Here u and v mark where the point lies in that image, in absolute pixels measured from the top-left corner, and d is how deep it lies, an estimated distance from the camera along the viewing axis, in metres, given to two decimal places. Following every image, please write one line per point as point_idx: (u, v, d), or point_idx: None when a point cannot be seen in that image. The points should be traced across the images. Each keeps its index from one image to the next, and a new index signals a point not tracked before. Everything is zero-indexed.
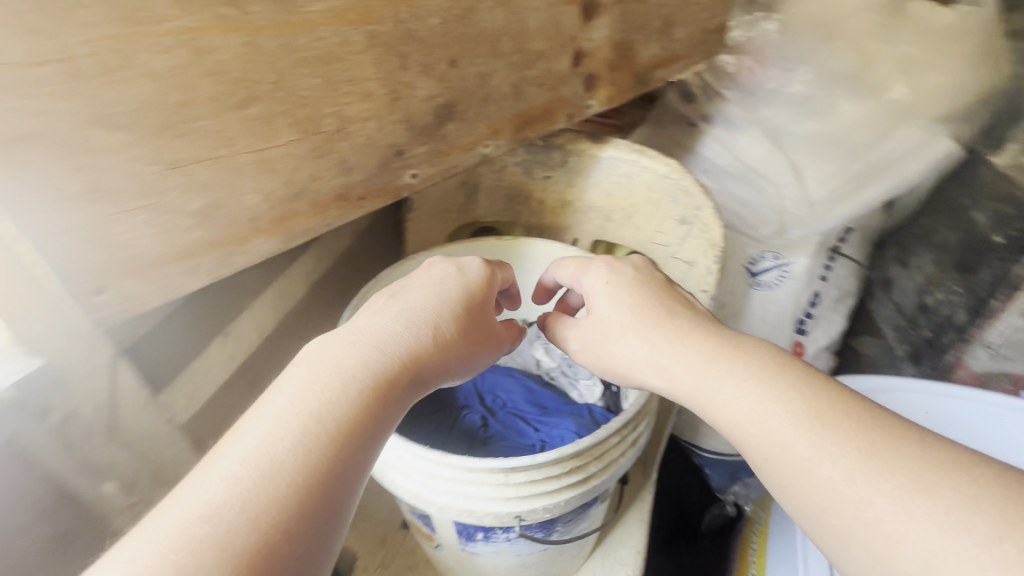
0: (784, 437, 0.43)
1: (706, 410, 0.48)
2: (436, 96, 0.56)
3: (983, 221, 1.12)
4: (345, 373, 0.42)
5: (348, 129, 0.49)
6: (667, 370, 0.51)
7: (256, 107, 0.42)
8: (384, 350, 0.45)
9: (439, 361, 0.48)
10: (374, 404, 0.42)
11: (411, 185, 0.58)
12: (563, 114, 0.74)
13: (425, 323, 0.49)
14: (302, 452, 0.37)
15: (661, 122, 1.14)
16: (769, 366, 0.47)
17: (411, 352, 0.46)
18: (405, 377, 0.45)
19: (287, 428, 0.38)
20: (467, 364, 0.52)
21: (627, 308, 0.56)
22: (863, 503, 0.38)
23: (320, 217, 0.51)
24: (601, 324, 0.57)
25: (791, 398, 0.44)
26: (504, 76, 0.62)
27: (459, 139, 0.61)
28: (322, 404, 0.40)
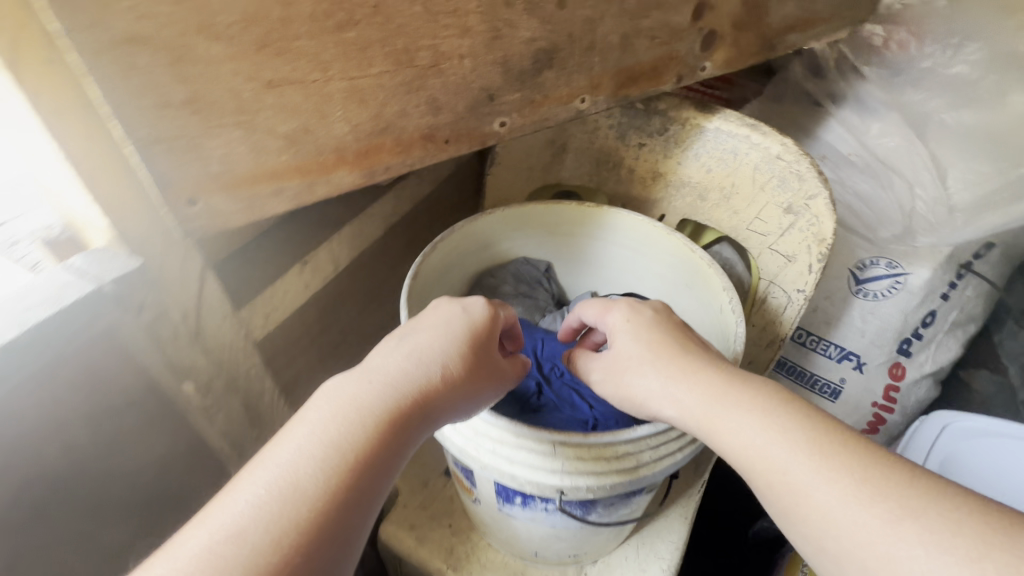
0: (787, 464, 0.46)
1: (719, 441, 0.51)
2: (538, 39, 0.51)
3: None
4: (355, 416, 0.44)
5: (442, 66, 0.47)
6: (682, 401, 0.53)
7: (353, 31, 0.41)
8: (395, 393, 0.46)
9: (448, 401, 0.49)
10: (362, 459, 0.42)
11: (497, 134, 0.55)
12: (673, 74, 0.67)
13: (421, 372, 0.48)
14: (317, 485, 0.40)
15: (777, 97, 1.01)
16: (774, 402, 0.51)
17: (420, 398, 0.47)
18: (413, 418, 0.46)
19: (304, 465, 0.41)
20: (479, 402, 0.52)
21: (645, 346, 0.58)
22: (857, 525, 0.42)
23: (403, 156, 0.50)
24: (624, 363, 0.58)
25: (793, 432, 0.48)
26: (614, 24, 0.57)
27: (555, 90, 0.57)
28: (335, 442, 0.42)
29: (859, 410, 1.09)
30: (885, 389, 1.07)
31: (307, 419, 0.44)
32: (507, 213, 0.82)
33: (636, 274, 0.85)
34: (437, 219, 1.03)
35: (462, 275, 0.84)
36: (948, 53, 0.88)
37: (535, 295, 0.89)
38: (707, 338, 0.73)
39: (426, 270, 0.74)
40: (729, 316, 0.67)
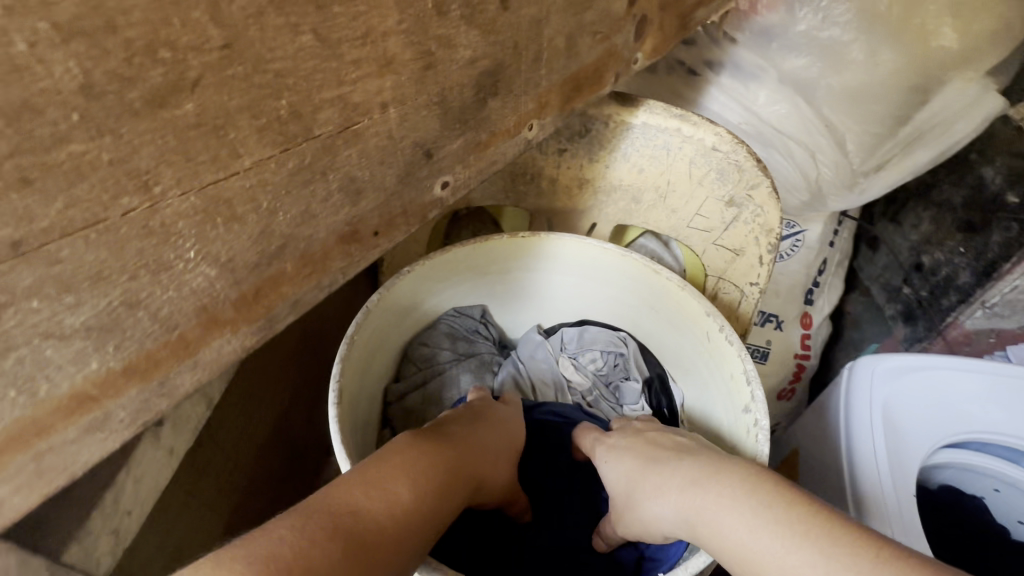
0: (745, 546, 0.39)
1: (701, 542, 0.42)
2: (482, 57, 0.35)
3: (993, 177, 0.99)
4: (455, 446, 0.45)
5: (357, 127, 0.28)
6: (665, 511, 0.45)
7: (193, 102, 0.21)
8: (479, 442, 0.48)
9: (503, 472, 0.50)
10: (447, 490, 0.41)
11: (441, 200, 0.38)
12: (612, 73, 0.54)
13: (500, 441, 0.51)
14: (405, 502, 0.37)
15: (652, 68, 0.95)
16: (734, 477, 0.42)
17: (493, 450, 0.49)
18: (480, 485, 0.46)
19: (402, 477, 0.38)
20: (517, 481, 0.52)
21: (631, 467, 0.50)
22: None
23: (317, 277, 0.30)
24: (620, 493, 0.49)
25: (750, 509, 0.39)
26: (559, 23, 0.42)
27: (501, 123, 0.40)
28: (443, 464, 0.42)
29: (786, 364, 1.12)
30: (800, 339, 1.13)
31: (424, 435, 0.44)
32: (429, 265, 0.64)
33: (588, 300, 0.73)
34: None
35: (386, 356, 0.65)
36: (820, 17, 0.84)
37: (476, 349, 0.72)
38: (690, 364, 0.65)
39: (348, 376, 0.54)
40: (721, 341, 0.57)
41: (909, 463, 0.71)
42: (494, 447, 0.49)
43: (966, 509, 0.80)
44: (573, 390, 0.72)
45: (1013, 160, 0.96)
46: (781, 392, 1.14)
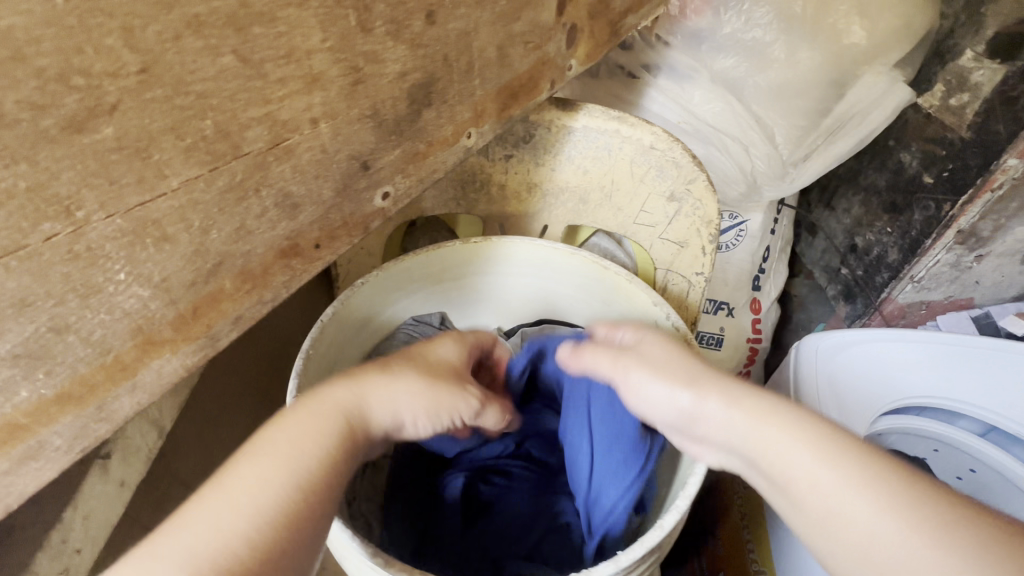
0: (794, 472, 0.34)
1: (745, 438, 0.37)
2: (411, 70, 0.36)
3: (911, 162, 1.07)
4: (331, 404, 0.39)
5: (287, 144, 0.29)
6: (710, 397, 0.39)
7: (113, 125, 0.21)
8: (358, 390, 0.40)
9: (409, 395, 0.42)
10: (304, 457, 0.35)
11: (382, 211, 0.39)
12: (547, 80, 0.56)
13: (389, 377, 0.42)
14: (253, 488, 0.32)
15: (594, 74, 0.99)
16: (792, 411, 0.37)
17: (380, 389, 0.41)
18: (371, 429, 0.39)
19: (248, 463, 0.34)
20: (449, 388, 0.44)
21: (656, 363, 0.43)
22: (875, 541, 0.30)
23: (258, 292, 0.31)
24: (631, 380, 0.43)
25: (809, 445, 0.35)
26: (488, 36, 0.43)
27: (438, 132, 0.42)
28: (301, 434, 0.36)
29: (739, 349, 1.17)
30: (751, 324, 1.18)
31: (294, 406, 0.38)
32: (383, 276, 0.64)
33: (544, 299, 0.75)
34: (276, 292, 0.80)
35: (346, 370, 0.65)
36: (742, 19, 0.90)
37: None
38: None
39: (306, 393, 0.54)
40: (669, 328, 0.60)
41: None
42: (384, 383, 0.41)
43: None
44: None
45: (926, 145, 1.03)
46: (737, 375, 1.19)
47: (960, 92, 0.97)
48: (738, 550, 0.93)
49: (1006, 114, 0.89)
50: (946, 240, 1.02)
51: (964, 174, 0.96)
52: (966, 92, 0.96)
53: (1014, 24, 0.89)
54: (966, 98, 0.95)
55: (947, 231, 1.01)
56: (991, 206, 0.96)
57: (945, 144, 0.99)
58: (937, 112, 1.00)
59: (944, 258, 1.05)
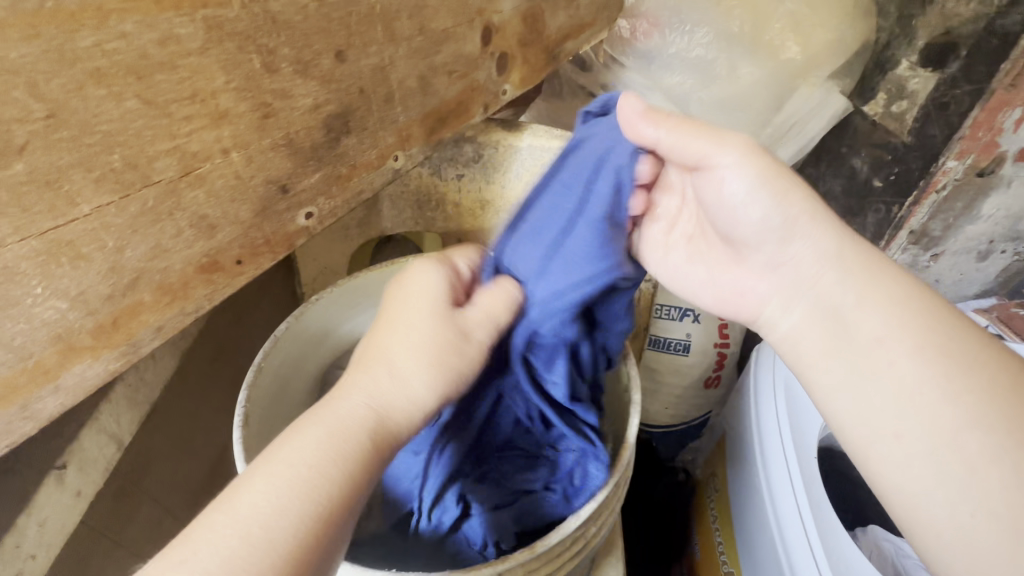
0: (889, 343, 0.35)
1: (839, 306, 0.37)
2: (325, 102, 0.40)
3: (863, 166, 0.97)
4: (344, 422, 0.36)
5: (200, 172, 0.33)
6: (803, 252, 0.38)
7: (25, 160, 0.26)
8: (372, 405, 0.37)
9: (419, 377, 0.39)
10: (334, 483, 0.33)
11: (307, 229, 0.43)
12: (479, 104, 0.61)
13: (393, 370, 0.38)
14: (254, 529, 0.30)
15: (558, 94, 1.02)
16: (907, 287, 0.37)
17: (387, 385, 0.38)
18: (395, 430, 0.37)
19: (253, 496, 0.32)
20: (456, 342, 0.40)
21: (773, 170, 0.37)
22: (930, 421, 0.33)
23: (177, 304, 0.35)
24: (726, 179, 0.37)
25: (911, 324, 0.35)
26: (407, 67, 0.48)
27: (361, 156, 0.46)
28: (320, 460, 0.33)
29: (707, 354, 1.12)
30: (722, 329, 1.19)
31: (310, 424, 0.35)
32: (338, 292, 0.68)
33: None
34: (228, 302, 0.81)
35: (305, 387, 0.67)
36: (685, 39, 0.96)
37: None
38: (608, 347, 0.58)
39: (257, 402, 0.57)
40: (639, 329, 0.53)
41: (808, 436, 0.75)
42: (384, 380, 0.38)
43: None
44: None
45: (873, 150, 0.94)
46: (708, 380, 1.16)
47: (899, 100, 0.88)
48: (711, 554, 0.93)
49: (939, 120, 0.82)
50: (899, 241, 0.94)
51: (907, 177, 0.89)
52: (904, 99, 0.87)
53: (940, 34, 0.81)
54: (905, 105, 0.87)
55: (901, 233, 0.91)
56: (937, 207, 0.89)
57: (891, 150, 0.91)
58: (880, 120, 0.92)
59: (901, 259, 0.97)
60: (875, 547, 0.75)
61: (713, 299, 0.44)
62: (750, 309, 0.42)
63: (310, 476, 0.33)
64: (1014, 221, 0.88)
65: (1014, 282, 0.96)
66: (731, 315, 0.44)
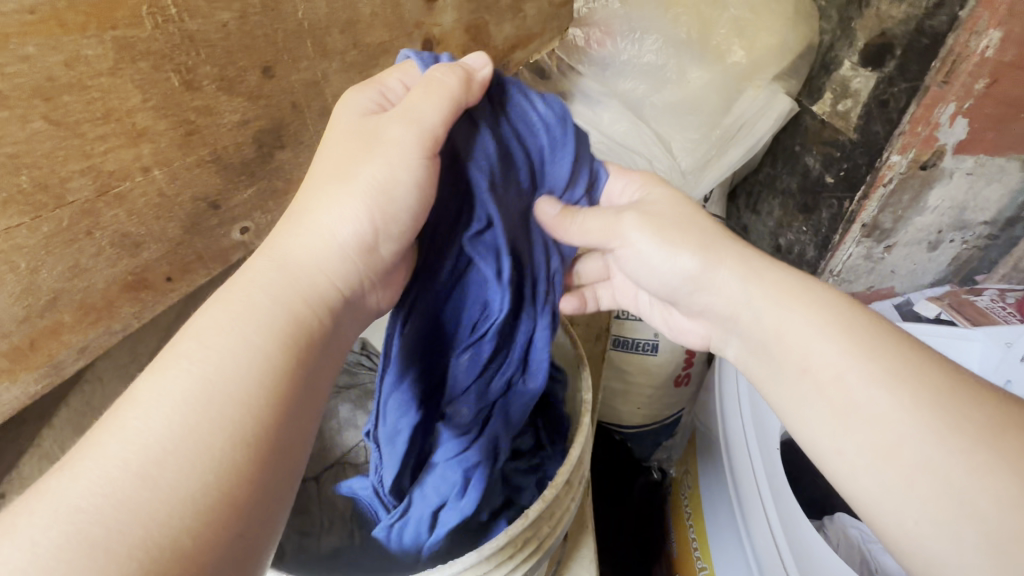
0: (814, 372, 0.34)
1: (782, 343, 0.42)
2: (255, 119, 0.41)
3: (815, 164, 0.96)
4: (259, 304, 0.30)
5: (118, 191, 0.34)
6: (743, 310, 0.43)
7: None
8: (287, 281, 0.31)
9: (336, 207, 0.33)
10: (267, 372, 0.28)
11: (245, 244, 0.43)
12: None
13: (307, 227, 0.33)
14: (139, 429, 0.25)
15: None
16: None
17: (296, 249, 0.32)
18: (312, 287, 0.32)
19: (157, 412, 0.26)
20: (378, 157, 0.34)
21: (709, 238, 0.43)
22: None
23: (104, 321, 0.36)
24: (627, 236, 0.41)
25: (846, 344, 0.33)
26: (343, 81, 0.48)
27: (299, 170, 0.46)
28: (244, 354, 0.28)
29: (676, 353, 1.07)
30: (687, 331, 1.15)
31: (214, 325, 0.29)
32: None
33: None
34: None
35: None
36: (636, 46, 0.98)
37: None
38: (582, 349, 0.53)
39: None
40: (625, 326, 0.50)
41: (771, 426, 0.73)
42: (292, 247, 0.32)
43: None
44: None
45: (824, 148, 0.94)
46: (676, 378, 1.10)
47: (844, 98, 0.88)
48: (687, 552, 0.91)
49: (881, 116, 0.82)
50: (853, 234, 0.92)
51: (855, 172, 0.88)
52: (848, 98, 0.87)
53: (877, 35, 0.81)
54: (850, 104, 0.87)
55: (854, 227, 0.91)
56: (890, 199, 0.87)
57: (840, 146, 0.90)
58: (828, 118, 0.91)
59: (856, 252, 0.95)
60: (845, 535, 0.75)
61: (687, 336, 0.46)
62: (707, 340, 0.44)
63: (207, 360, 0.27)
64: (958, 210, 0.89)
65: (966, 270, 0.99)
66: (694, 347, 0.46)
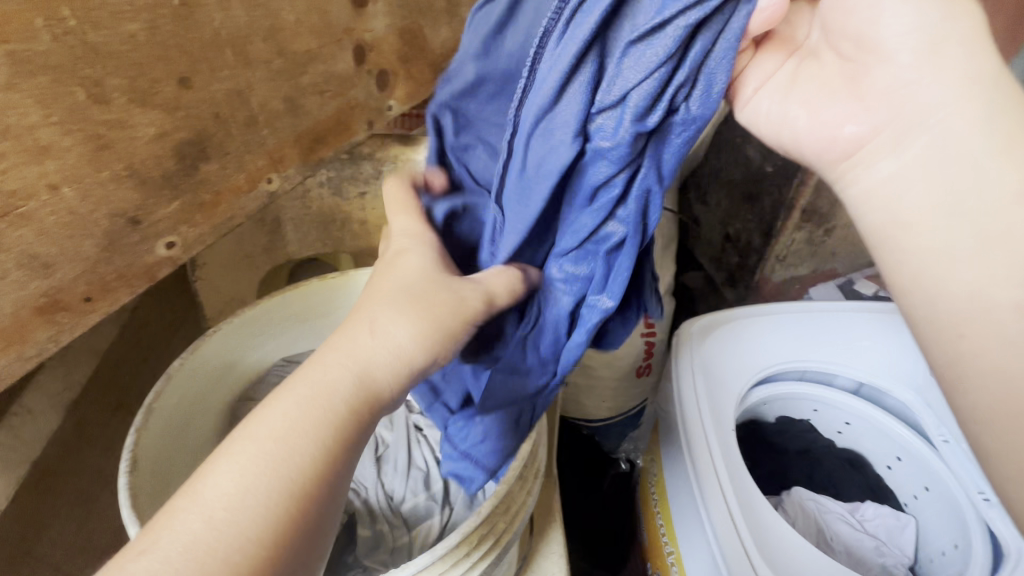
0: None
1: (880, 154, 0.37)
2: (173, 130, 0.41)
3: (755, 155, 1.01)
4: (330, 397, 0.36)
5: (25, 211, 0.36)
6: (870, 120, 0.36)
7: None
8: (358, 377, 0.37)
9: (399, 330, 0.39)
10: (325, 461, 0.34)
11: (171, 259, 0.45)
12: (363, 122, 0.59)
13: (379, 337, 0.39)
14: (231, 504, 0.32)
15: None
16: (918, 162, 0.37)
17: (369, 353, 0.38)
18: (376, 385, 0.38)
19: (234, 473, 0.33)
20: (437, 310, 0.41)
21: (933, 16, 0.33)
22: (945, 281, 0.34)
23: (23, 336, 0.38)
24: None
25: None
26: (268, 89, 0.47)
27: (226, 182, 0.47)
28: (310, 438, 0.35)
29: (635, 344, 1.10)
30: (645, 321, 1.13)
31: (291, 414, 0.35)
32: (241, 322, 0.64)
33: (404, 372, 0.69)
34: (108, 342, 0.76)
35: (209, 422, 0.64)
36: None
37: None
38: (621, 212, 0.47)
39: (147, 447, 0.53)
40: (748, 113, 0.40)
41: (725, 413, 0.76)
42: (366, 348, 0.38)
43: (793, 434, 0.87)
44: (365, 485, 0.65)
45: None
46: (637, 369, 1.13)
47: None
48: (656, 538, 0.92)
49: None
50: (793, 221, 0.97)
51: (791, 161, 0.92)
52: None
53: None
54: None
55: (795, 212, 0.95)
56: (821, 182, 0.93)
57: None
58: None
59: (799, 236, 1.00)
60: (802, 507, 0.79)
61: (811, 143, 0.38)
62: (851, 149, 0.37)
63: (280, 445, 0.34)
64: None
65: None
66: (812, 163, 0.39)
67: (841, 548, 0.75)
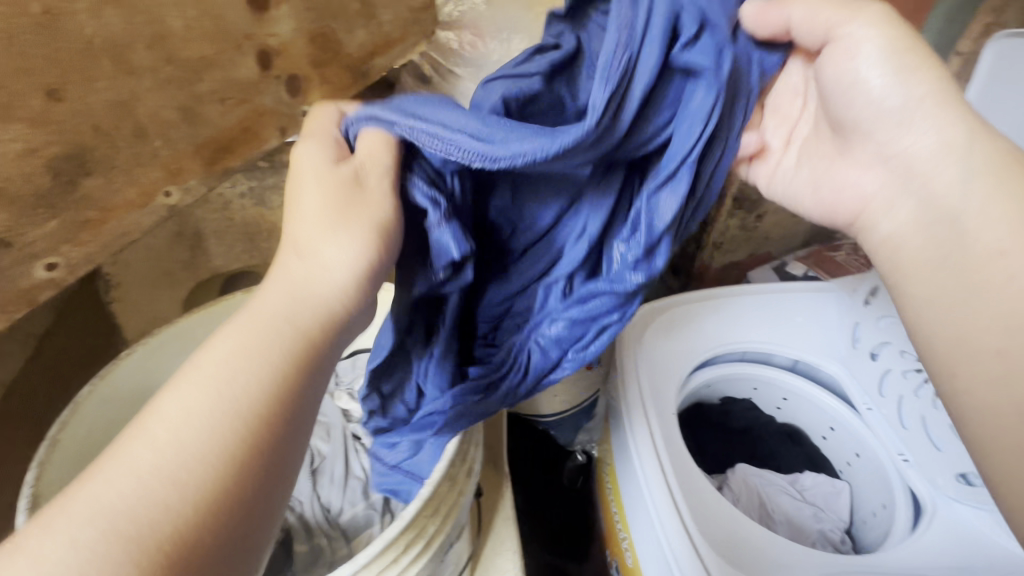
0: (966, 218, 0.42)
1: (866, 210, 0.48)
2: (43, 147, 0.40)
3: None
4: (274, 320, 0.34)
5: None
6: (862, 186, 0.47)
7: None
8: (303, 296, 0.36)
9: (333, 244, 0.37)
10: (279, 393, 0.33)
11: (52, 280, 0.45)
12: (276, 128, 0.57)
13: (312, 254, 0.37)
14: (169, 440, 0.30)
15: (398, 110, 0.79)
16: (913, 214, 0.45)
17: (308, 273, 0.36)
18: (319, 306, 0.36)
19: (180, 405, 0.31)
20: (360, 208, 0.37)
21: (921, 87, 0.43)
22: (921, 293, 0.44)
23: None
24: (855, 46, 0.43)
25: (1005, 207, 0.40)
26: (158, 99, 0.46)
27: (113, 197, 0.46)
28: (264, 370, 0.33)
29: None
30: None
31: (232, 343, 0.33)
32: (157, 342, 0.61)
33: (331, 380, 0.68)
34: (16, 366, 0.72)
35: None
36: None
37: None
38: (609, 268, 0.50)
39: (53, 480, 0.51)
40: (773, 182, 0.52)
41: (668, 399, 0.77)
42: (304, 267, 0.36)
43: (736, 414, 0.90)
44: (299, 499, 0.63)
45: None
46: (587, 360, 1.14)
47: None
48: (611, 527, 0.93)
49: None
50: (726, 208, 1.00)
51: None
52: None
53: None
54: None
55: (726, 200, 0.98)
56: None
57: None
58: None
59: (732, 223, 1.03)
60: (747, 484, 0.83)
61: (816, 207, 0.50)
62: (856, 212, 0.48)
63: (222, 374, 0.32)
64: None
65: None
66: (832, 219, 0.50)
67: (781, 520, 0.79)
